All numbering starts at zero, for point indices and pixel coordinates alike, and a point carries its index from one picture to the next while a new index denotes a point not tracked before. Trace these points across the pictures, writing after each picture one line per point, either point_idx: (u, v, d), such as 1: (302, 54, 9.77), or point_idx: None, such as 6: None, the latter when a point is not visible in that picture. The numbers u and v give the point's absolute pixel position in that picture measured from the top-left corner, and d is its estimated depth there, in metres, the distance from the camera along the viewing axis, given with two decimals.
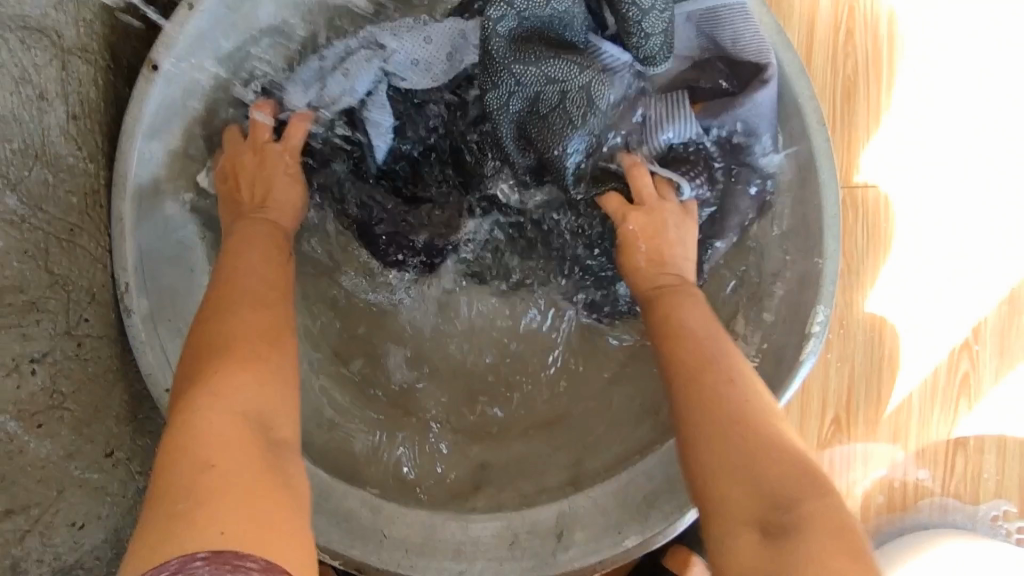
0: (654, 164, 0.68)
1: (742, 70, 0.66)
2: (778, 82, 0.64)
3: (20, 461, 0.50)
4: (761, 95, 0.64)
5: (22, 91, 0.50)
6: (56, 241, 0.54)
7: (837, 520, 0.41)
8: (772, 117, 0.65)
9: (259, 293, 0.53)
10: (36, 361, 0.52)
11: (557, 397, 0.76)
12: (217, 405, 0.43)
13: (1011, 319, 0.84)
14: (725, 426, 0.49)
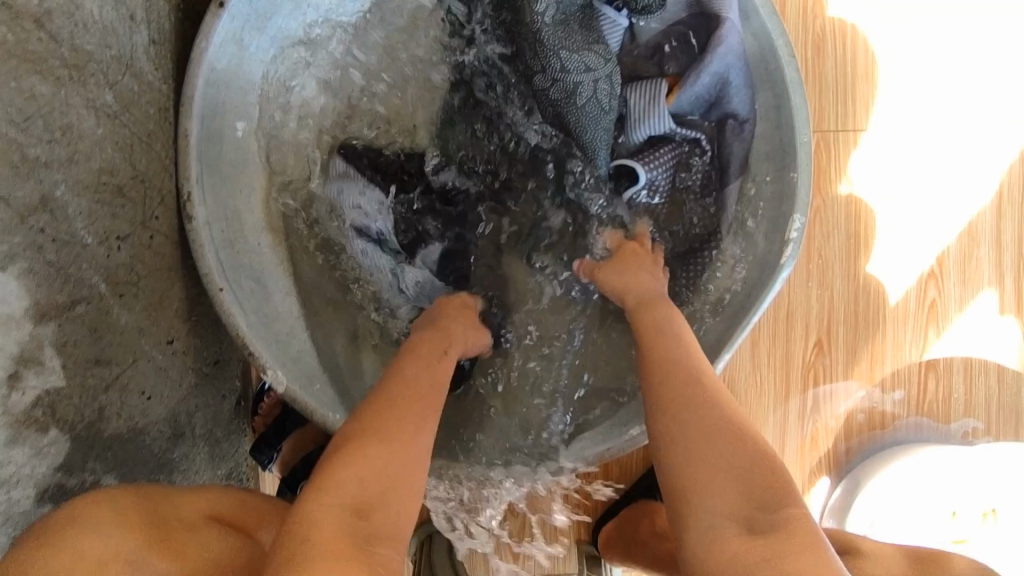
0: (651, 120, 0.81)
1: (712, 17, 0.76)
2: (737, 36, 0.74)
3: (107, 321, 0.58)
4: (726, 36, 0.75)
5: (119, 9, 0.59)
6: (137, 142, 0.63)
7: (803, 538, 0.49)
8: (737, 66, 0.76)
9: (416, 390, 0.62)
10: (120, 239, 0.60)
11: (564, 317, 0.86)
12: (357, 464, 0.54)
13: (970, 249, 0.93)
14: (707, 437, 0.57)
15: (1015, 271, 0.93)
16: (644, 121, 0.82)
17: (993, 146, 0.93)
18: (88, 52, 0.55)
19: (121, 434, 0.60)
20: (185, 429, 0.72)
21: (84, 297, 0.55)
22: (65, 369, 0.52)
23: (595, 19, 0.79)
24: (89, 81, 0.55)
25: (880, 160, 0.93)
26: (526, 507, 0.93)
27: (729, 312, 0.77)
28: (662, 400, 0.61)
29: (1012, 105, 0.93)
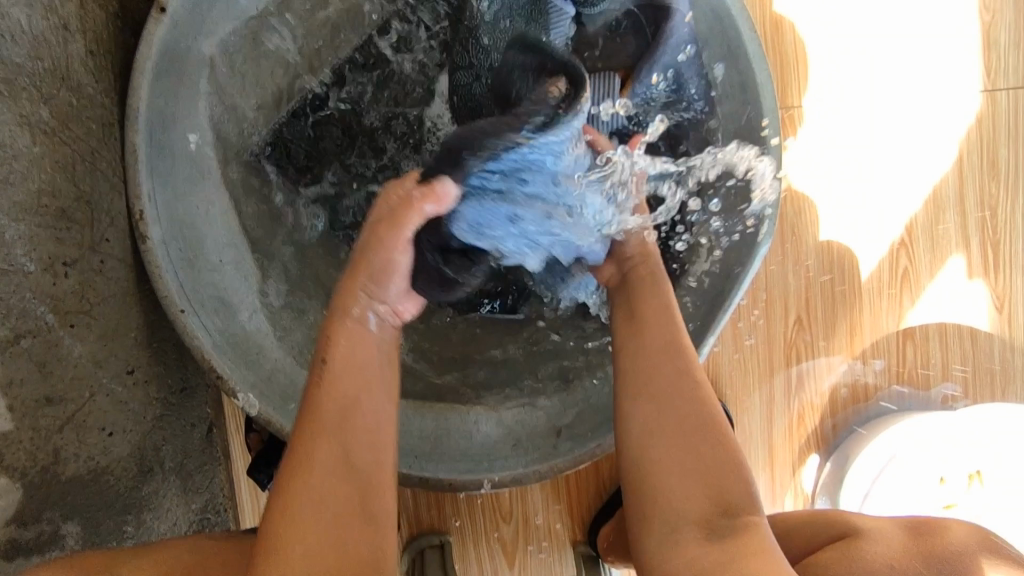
0: (605, 114, 0.80)
1: (659, 9, 0.79)
2: (688, 29, 0.77)
3: (58, 354, 0.53)
4: (676, 27, 0.77)
5: (51, 17, 0.55)
6: (79, 158, 0.58)
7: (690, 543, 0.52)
8: (689, 57, 0.78)
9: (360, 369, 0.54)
10: (67, 265, 0.55)
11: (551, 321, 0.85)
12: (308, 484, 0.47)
13: (937, 216, 0.95)
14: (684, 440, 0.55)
15: (980, 236, 0.96)
16: (598, 115, 0.81)
17: (949, 112, 0.95)
18: (17, 64, 0.50)
19: (82, 476, 0.55)
20: (154, 464, 0.67)
21: (30, 330, 0.50)
22: (12, 412, 0.48)
23: (545, 10, 0.81)
24: (21, 95, 0.51)
25: (836, 133, 0.95)
26: (520, 512, 0.91)
27: (710, 296, 0.77)
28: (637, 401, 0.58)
29: (963, 73, 0.95)
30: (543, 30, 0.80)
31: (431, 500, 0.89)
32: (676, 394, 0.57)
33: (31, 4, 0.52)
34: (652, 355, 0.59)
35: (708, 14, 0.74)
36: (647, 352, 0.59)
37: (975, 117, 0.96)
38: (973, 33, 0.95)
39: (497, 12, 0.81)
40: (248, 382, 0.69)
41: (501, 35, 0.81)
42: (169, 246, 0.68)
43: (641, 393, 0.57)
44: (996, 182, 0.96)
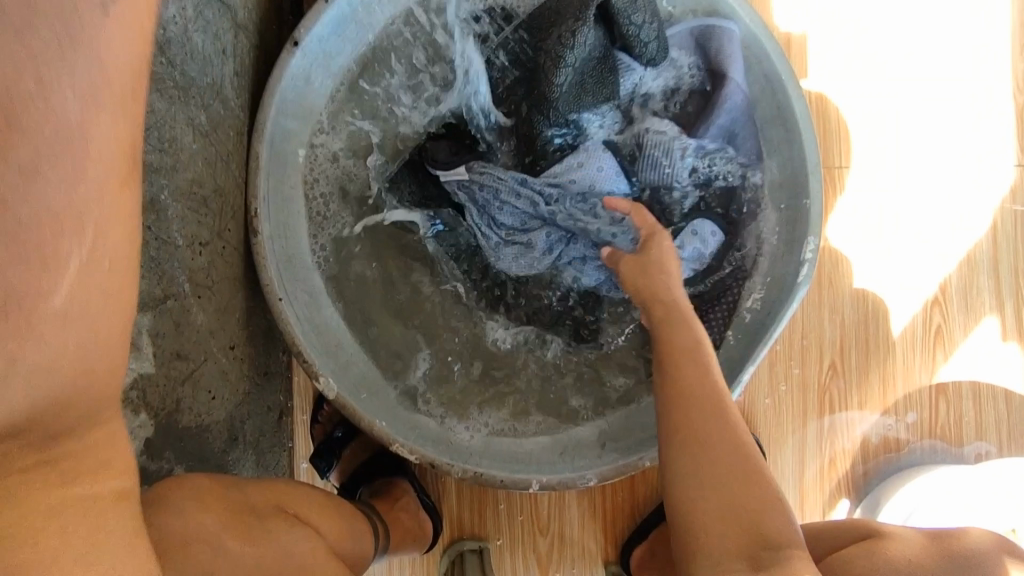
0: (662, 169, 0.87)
1: (717, 75, 0.87)
2: (742, 95, 0.85)
3: (188, 318, 0.62)
4: (729, 94, 0.86)
5: (216, 43, 0.67)
6: (219, 159, 0.69)
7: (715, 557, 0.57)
8: (742, 119, 0.86)
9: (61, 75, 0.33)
10: (201, 245, 0.65)
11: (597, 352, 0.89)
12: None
13: (971, 278, 1.00)
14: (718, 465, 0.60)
15: (1013, 300, 1.00)
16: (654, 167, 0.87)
17: (982, 184, 1.02)
18: (192, 78, 0.62)
19: (190, 429, 0.63)
20: (238, 434, 0.75)
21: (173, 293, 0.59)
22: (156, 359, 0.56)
23: (612, 68, 0.86)
24: (191, 101, 0.62)
25: (873, 200, 1.01)
26: (556, 526, 0.95)
27: (749, 330, 0.84)
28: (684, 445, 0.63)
29: (995, 148, 1.02)
30: (610, 89, 0.86)
31: (474, 505, 0.94)
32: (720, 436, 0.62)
33: (205, 32, 0.64)
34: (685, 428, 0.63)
35: (761, 79, 0.84)
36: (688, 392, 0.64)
37: (1008, 189, 1.02)
38: (1006, 113, 1.02)
39: (571, 75, 0.83)
40: (327, 369, 0.77)
41: (574, 97, 0.84)
42: (274, 242, 0.77)
43: (705, 437, 0.62)
44: None
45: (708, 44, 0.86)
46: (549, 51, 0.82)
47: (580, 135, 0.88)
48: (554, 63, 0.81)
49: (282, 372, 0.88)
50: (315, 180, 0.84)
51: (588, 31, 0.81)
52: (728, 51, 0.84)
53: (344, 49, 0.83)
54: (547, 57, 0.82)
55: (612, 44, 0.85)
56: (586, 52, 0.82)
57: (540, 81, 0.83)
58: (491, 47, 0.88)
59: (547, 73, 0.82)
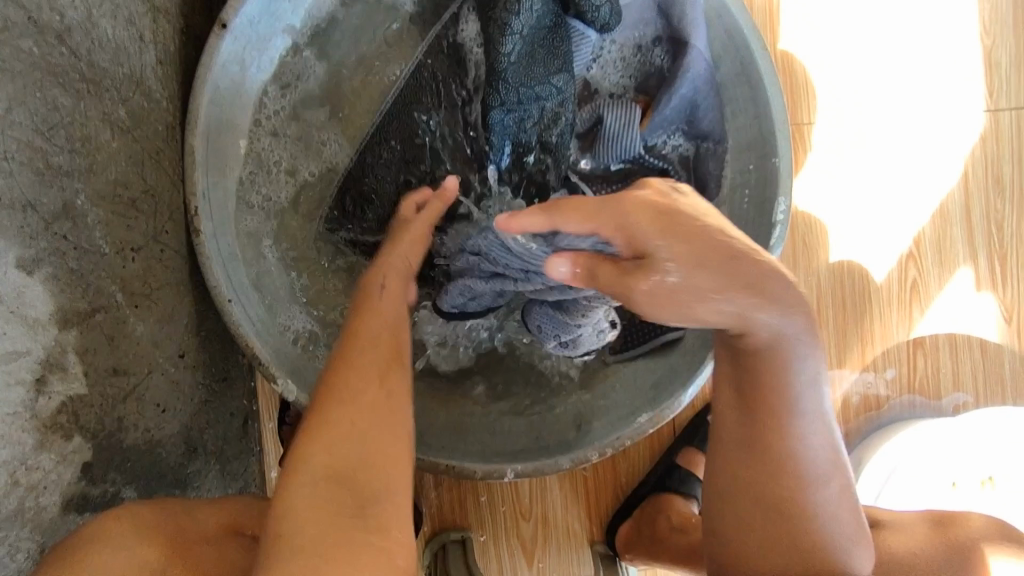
0: (624, 142, 0.83)
1: (679, 41, 0.82)
2: (705, 62, 0.81)
3: (124, 330, 0.58)
4: (693, 62, 0.81)
5: (130, 29, 0.61)
6: (148, 157, 0.64)
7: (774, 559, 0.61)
8: (706, 89, 0.82)
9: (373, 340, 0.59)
10: (134, 251, 0.61)
11: None
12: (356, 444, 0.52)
13: (944, 229, 0.99)
14: (760, 507, 0.61)
15: (986, 248, 0.99)
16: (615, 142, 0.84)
17: (951, 132, 1.00)
18: (104, 68, 0.57)
19: (139, 447, 0.60)
20: (197, 445, 0.71)
21: (103, 305, 0.55)
22: (87, 377, 0.52)
23: (565, 37, 0.80)
24: (105, 95, 0.57)
25: (845, 157, 0.99)
26: (539, 510, 0.93)
27: None
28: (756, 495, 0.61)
29: (964, 96, 1.00)
30: (564, 59, 0.80)
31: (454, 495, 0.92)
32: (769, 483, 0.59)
33: (116, 17, 0.59)
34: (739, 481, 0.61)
35: (721, 33, 0.80)
36: (771, 453, 0.58)
37: (978, 137, 1.00)
38: (974, 57, 0.99)
39: (520, 49, 0.77)
40: (285, 370, 0.74)
41: (525, 70, 0.78)
42: (219, 241, 0.73)
43: (758, 400, 0.56)
44: (1000, 198, 0.99)
45: (670, 9, 0.82)
46: (495, 26, 0.77)
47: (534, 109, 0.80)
48: (501, 37, 0.76)
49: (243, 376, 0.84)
50: (260, 175, 0.80)
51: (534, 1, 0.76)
52: (690, 17, 0.80)
53: (279, 29, 0.77)
54: (494, 32, 0.77)
55: (564, 12, 0.80)
56: (534, 23, 0.77)
57: (490, 57, 0.77)
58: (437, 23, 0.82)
59: (495, 48, 0.77)
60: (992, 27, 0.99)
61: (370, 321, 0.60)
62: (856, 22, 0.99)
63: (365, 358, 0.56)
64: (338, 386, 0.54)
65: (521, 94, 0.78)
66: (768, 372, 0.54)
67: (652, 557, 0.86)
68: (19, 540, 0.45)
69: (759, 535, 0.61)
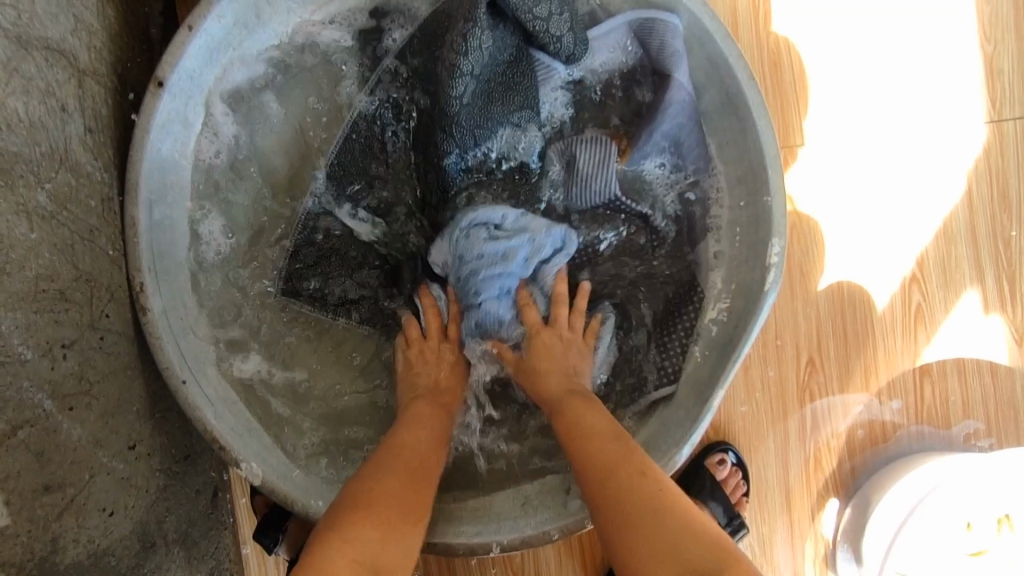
0: (597, 181, 0.78)
1: (660, 71, 0.77)
2: (686, 94, 0.76)
3: (56, 439, 0.53)
4: (673, 97, 0.76)
5: (49, 102, 0.56)
6: (79, 239, 0.59)
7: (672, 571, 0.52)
8: (689, 123, 0.77)
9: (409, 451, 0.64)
10: (66, 347, 0.55)
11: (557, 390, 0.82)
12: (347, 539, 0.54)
13: (948, 249, 0.93)
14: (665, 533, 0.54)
15: (993, 267, 0.94)
16: (589, 178, 0.78)
17: (951, 147, 0.94)
18: (16, 153, 0.51)
19: (82, 562, 0.54)
20: (156, 538, 0.66)
21: (27, 419, 0.50)
22: (10, 505, 0.47)
23: (527, 71, 0.76)
24: (20, 183, 0.51)
25: (836, 176, 0.93)
26: (531, 569, 0.88)
27: (719, 341, 0.75)
28: (603, 503, 0.58)
29: (963, 107, 0.94)
30: (525, 95, 0.76)
31: (443, 561, 0.88)
32: (645, 505, 0.56)
33: (28, 92, 0.53)
34: (599, 472, 0.60)
35: (703, 61, 0.74)
36: (629, 471, 0.59)
37: (980, 149, 0.94)
38: (973, 65, 0.93)
39: (473, 89, 0.74)
40: (249, 450, 0.69)
41: (481, 109, 0.74)
42: (169, 316, 0.68)
43: (578, 435, 0.64)
44: (1007, 214, 0.94)
45: (649, 38, 0.76)
46: (444, 66, 0.72)
47: (498, 148, 0.76)
48: (451, 79, 0.72)
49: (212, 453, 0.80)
50: (219, 235, 0.75)
51: (483, 39, 0.71)
52: (670, 46, 0.75)
53: (225, 79, 0.72)
54: (443, 73, 0.73)
55: (525, 44, 0.76)
56: (486, 60, 0.73)
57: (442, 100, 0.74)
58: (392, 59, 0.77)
59: (446, 90, 0.73)
60: (991, 31, 0.93)
61: (412, 444, 0.65)
62: (846, 33, 0.93)
63: (391, 477, 0.61)
64: (382, 494, 0.59)
65: (478, 134, 0.75)
66: (580, 411, 0.66)
67: None
68: None
69: (660, 548, 0.53)
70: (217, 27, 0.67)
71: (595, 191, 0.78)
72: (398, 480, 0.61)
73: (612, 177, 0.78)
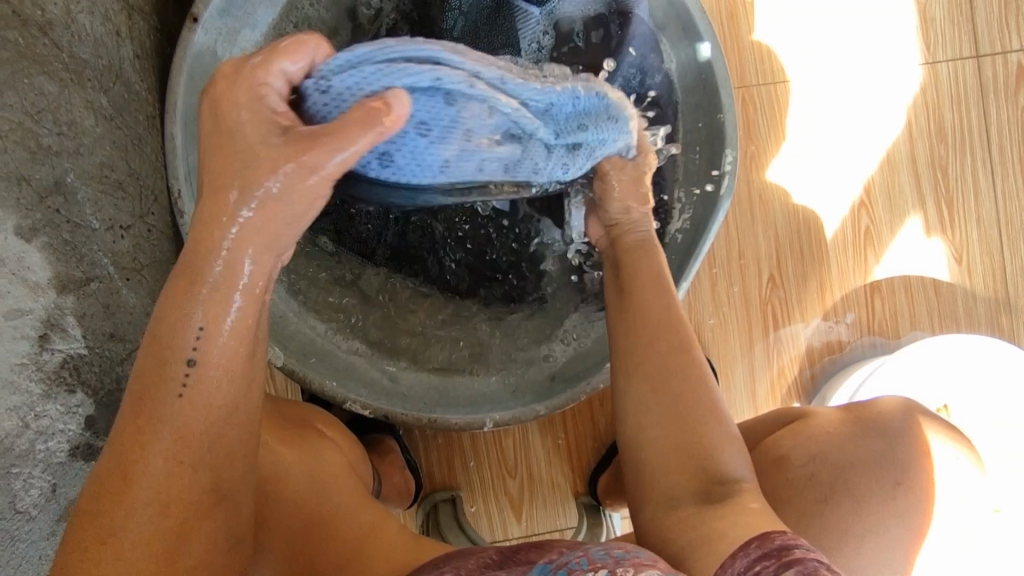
0: None
1: (625, 10, 0.87)
2: (647, 27, 0.87)
3: (118, 300, 0.63)
4: (635, 30, 0.87)
5: (107, 25, 0.66)
6: (131, 144, 0.69)
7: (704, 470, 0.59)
8: (651, 54, 0.88)
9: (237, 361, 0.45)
10: (123, 229, 0.66)
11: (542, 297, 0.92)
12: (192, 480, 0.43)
13: (893, 178, 1.04)
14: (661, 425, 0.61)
15: (933, 194, 1.04)
16: None
17: (892, 86, 1.05)
18: (84, 59, 0.61)
19: None
20: None
21: (97, 276, 0.60)
22: (85, 339, 0.57)
23: (509, 13, 0.86)
24: (87, 85, 0.62)
25: (791, 115, 1.04)
26: (523, 466, 0.98)
27: (683, 248, 0.86)
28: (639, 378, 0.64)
29: (901, 51, 1.05)
30: (508, 34, 0.86)
31: (444, 457, 0.98)
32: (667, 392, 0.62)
33: (92, 13, 0.64)
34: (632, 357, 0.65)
35: (662, 2, 0.83)
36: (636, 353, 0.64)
37: (918, 88, 1.05)
38: (910, 12, 1.04)
39: (464, 27, 0.86)
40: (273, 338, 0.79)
41: (471, 45, 0.86)
42: None
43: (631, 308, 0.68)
44: (944, 145, 1.04)
45: None
46: (437, 9, 0.86)
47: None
48: (443, 15, 0.86)
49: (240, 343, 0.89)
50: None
51: None
52: None
53: (249, 20, 0.82)
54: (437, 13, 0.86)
55: None
56: (472, 1, 0.86)
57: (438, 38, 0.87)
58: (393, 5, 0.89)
59: (439, 26, 0.86)
60: None
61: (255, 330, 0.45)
62: None
63: (155, 432, 0.42)
64: (130, 469, 0.41)
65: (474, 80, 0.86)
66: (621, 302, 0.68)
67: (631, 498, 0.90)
68: (33, 477, 0.49)
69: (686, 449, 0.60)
70: None
71: None
72: (158, 418, 0.42)
73: None
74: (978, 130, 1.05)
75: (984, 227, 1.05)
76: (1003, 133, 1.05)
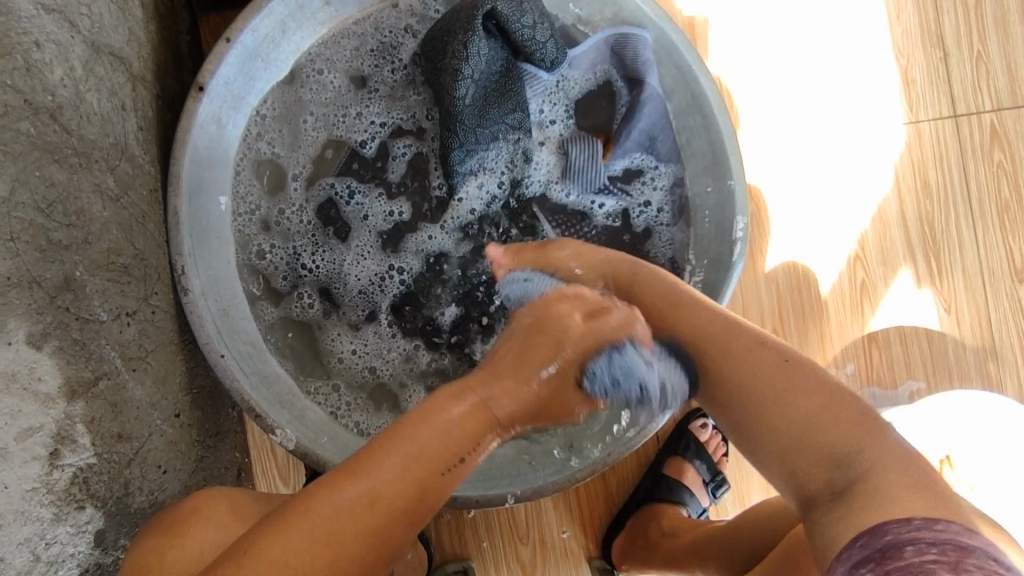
0: (588, 175, 0.91)
1: (637, 80, 0.89)
2: (659, 99, 0.88)
3: (124, 396, 0.58)
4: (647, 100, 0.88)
5: (113, 100, 0.63)
6: (135, 222, 0.66)
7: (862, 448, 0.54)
8: (660, 123, 0.89)
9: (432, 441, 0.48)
10: (129, 315, 0.62)
11: None
12: (338, 512, 0.44)
13: (883, 232, 1.08)
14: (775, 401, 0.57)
15: (922, 249, 1.08)
16: (581, 173, 0.91)
17: (877, 144, 1.10)
18: (92, 140, 0.58)
19: (146, 510, 0.59)
20: None
21: (105, 372, 0.55)
22: (96, 445, 0.52)
23: (516, 79, 0.87)
24: (95, 166, 0.58)
25: (784, 173, 1.08)
26: (536, 535, 0.95)
27: None
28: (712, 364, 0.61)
29: (886, 112, 1.10)
30: (518, 100, 0.87)
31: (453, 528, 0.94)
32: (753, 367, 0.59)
33: (99, 90, 0.60)
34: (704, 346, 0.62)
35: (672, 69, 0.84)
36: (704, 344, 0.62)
37: (901, 145, 1.10)
38: (893, 75, 1.10)
39: (473, 93, 0.84)
40: (284, 420, 0.73)
41: (480, 110, 0.85)
42: (207, 297, 0.74)
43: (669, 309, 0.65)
44: (928, 199, 1.09)
45: (623, 50, 0.87)
46: (447, 74, 0.82)
47: (495, 146, 0.88)
48: (455, 82, 0.82)
49: (237, 408, 0.84)
50: (250, 207, 0.84)
51: (482, 46, 0.81)
52: (643, 57, 0.85)
53: (253, 86, 0.79)
54: (448, 79, 0.83)
55: (514, 57, 0.86)
56: (485, 67, 0.84)
57: (446, 103, 0.84)
58: (406, 70, 0.89)
59: (450, 93, 0.83)
60: (906, 47, 1.10)
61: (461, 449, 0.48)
62: (786, 49, 1.08)
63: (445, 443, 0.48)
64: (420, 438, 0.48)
65: (493, 142, 0.88)
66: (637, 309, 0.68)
67: (648, 564, 0.88)
68: None
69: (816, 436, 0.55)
70: (251, 40, 0.74)
71: (589, 185, 0.92)
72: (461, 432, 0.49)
73: (600, 171, 0.91)
74: (958, 185, 1.10)
75: (968, 278, 1.09)
76: (981, 188, 1.10)
